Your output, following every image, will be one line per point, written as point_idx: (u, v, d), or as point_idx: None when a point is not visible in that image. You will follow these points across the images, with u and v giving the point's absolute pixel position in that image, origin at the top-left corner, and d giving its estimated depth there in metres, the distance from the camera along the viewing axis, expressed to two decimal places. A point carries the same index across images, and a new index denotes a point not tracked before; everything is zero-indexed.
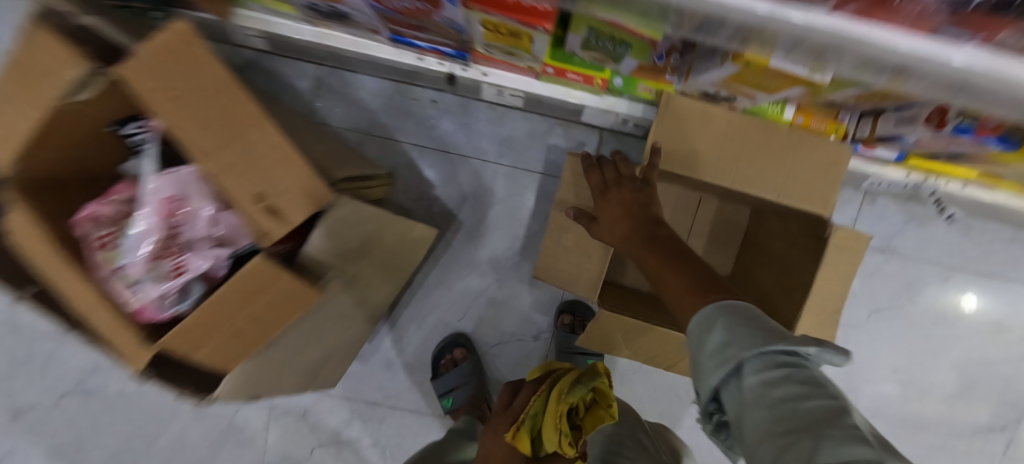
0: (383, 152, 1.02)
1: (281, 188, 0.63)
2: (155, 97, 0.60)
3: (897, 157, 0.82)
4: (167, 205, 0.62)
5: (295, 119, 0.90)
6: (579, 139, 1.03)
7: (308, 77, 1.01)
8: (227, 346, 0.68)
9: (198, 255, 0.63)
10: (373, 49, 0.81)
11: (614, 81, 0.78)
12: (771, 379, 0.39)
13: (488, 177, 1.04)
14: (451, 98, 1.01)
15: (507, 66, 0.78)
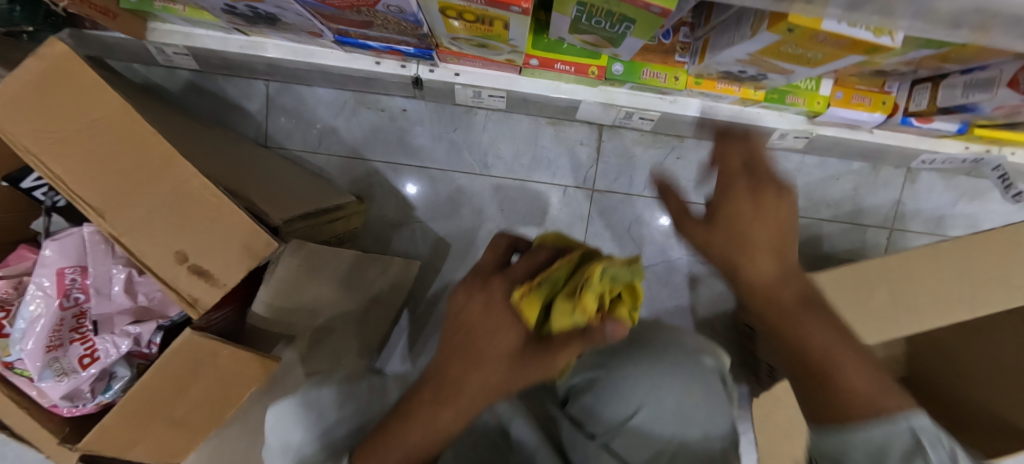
0: (350, 174, 0.89)
1: (206, 243, 0.50)
2: (38, 145, 0.47)
3: (961, 128, 0.67)
4: (62, 278, 0.50)
5: (239, 148, 0.76)
6: (574, 137, 0.89)
7: (258, 98, 0.87)
8: (169, 433, 0.56)
9: (111, 336, 0.50)
10: (321, 56, 0.68)
11: (612, 69, 0.64)
12: None
13: (474, 190, 0.90)
14: (423, 105, 0.88)
15: (480, 59, 0.64)
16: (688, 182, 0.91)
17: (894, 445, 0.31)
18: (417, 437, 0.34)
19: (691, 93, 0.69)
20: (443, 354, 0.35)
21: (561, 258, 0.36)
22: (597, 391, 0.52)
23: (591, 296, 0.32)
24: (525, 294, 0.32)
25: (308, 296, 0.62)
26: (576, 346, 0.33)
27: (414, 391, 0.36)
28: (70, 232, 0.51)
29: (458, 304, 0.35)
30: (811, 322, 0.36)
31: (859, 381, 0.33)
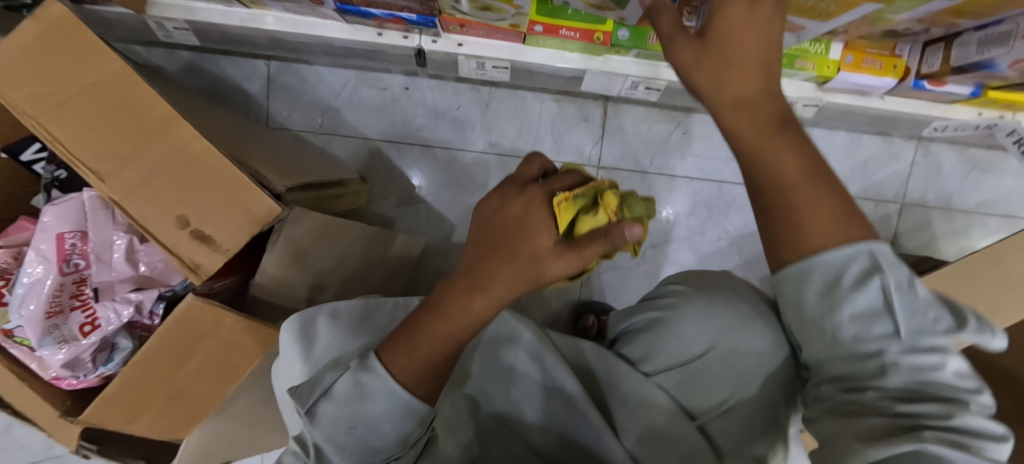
0: (353, 153, 0.88)
1: (209, 209, 0.49)
2: (31, 107, 0.46)
3: (976, 91, 0.66)
4: (62, 243, 0.49)
5: (241, 125, 0.75)
6: (579, 113, 0.88)
7: (260, 78, 0.86)
8: (170, 406, 0.54)
9: (112, 304, 0.49)
10: (322, 28, 0.68)
11: (617, 35, 0.62)
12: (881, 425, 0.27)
13: (478, 168, 0.89)
14: (426, 82, 0.87)
15: (483, 26, 0.63)
16: (695, 157, 0.90)
17: (851, 268, 0.28)
18: (450, 320, 0.40)
19: None
20: (483, 253, 0.42)
21: (592, 180, 0.44)
22: (658, 334, 0.50)
23: (610, 206, 0.43)
24: (566, 196, 0.40)
25: (313, 268, 0.62)
26: (598, 245, 0.38)
27: (451, 281, 0.42)
28: (70, 196, 0.50)
29: (496, 208, 0.43)
30: (792, 148, 0.29)
31: (827, 214, 0.28)
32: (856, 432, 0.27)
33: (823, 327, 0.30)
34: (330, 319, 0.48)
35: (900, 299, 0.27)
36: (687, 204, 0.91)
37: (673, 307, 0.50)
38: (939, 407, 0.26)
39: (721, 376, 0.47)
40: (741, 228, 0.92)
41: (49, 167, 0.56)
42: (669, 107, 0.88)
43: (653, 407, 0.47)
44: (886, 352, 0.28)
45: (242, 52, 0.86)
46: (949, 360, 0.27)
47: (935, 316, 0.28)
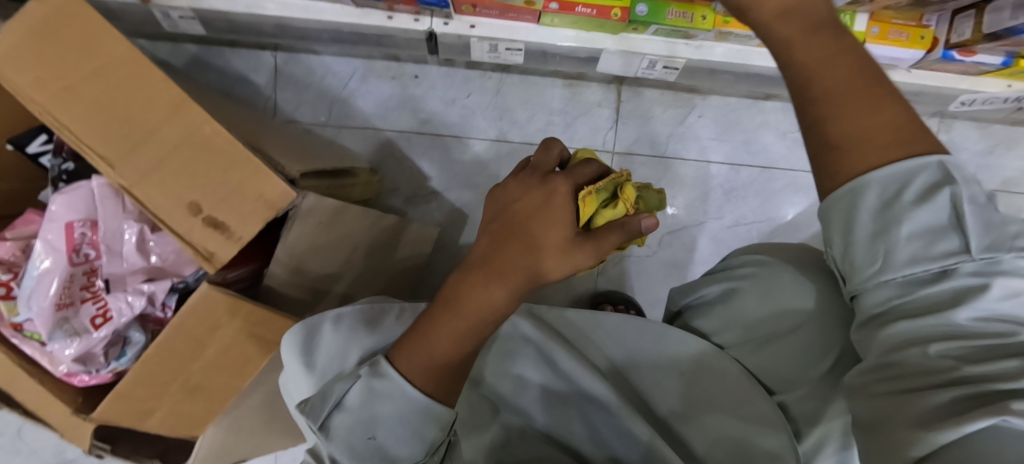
0: (363, 144, 0.86)
1: (224, 196, 0.48)
2: (37, 92, 0.44)
3: (1008, 61, 0.64)
4: (71, 233, 0.47)
5: (247, 115, 0.73)
6: (592, 97, 0.87)
7: (267, 70, 0.85)
8: (185, 401, 0.53)
9: (124, 296, 0.47)
10: (331, 12, 0.67)
11: (636, 10, 0.60)
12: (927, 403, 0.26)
13: (489, 157, 0.87)
14: (435, 70, 0.86)
15: (496, 5, 0.62)
16: (710, 141, 0.88)
17: (917, 177, 0.28)
18: (466, 312, 0.39)
19: (718, 34, 0.64)
20: (502, 239, 0.41)
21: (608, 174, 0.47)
22: (733, 305, 0.50)
23: (627, 199, 0.46)
24: (588, 189, 0.42)
25: (330, 258, 0.61)
26: (616, 235, 0.41)
27: (466, 271, 0.41)
28: (79, 185, 0.48)
29: (516, 195, 0.44)
30: (848, 63, 0.30)
31: (883, 120, 0.29)
32: (924, 408, 0.26)
33: (875, 248, 0.29)
34: (332, 325, 0.44)
35: (971, 212, 0.27)
36: (704, 188, 0.89)
37: (752, 277, 0.49)
38: (1016, 365, 0.25)
39: (798, 347, 0.44)
40: (760, 212, 0.89)
41: (55, 158, 0.53)
42: (683, 88, 0.87)
43: (710, 378, 0.48)
44: (953, 275, 0.27)
45: (248, 42, 0.84)
46: None
47: (1014, 230, 0.27)
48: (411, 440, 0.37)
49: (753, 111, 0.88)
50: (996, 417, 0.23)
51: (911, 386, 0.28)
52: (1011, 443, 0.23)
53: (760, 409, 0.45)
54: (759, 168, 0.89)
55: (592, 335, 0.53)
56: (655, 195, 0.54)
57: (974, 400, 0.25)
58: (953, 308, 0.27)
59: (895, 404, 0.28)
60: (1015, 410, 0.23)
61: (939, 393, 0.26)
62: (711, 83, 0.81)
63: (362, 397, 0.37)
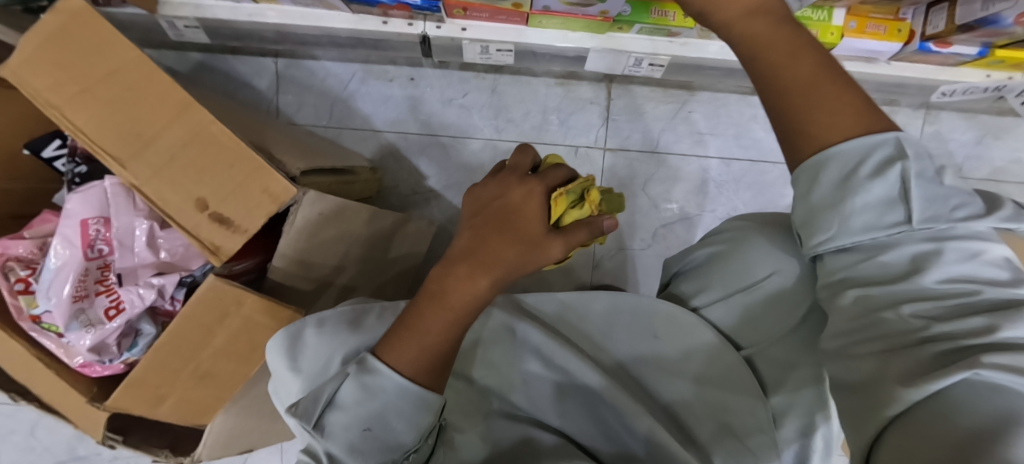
0: (362, 144, 0.89)
1: (230, 191, 0.50)
2: (54, 97, 0.47)
3: (981, 52, 0.66)
4: (86, 229, 0.50)
5: (252, 119, 0.76)
6: (583, 95, 0.89)
7: (269, 74, 0.88)
8: (193, 388, 0.55)
9: (135, 289, 0.50)
10: (330, 19, 0.70)
11: (620, 12, 0.63)
12: (915, 360, 0.28)
13: (484, 155, 0.90)
14: (431, 72, 0.89)
15: (486, 9, 0.65)
16: (700, 136, 0.90)
17: (880, 154, 0.30)
18: (453, 302, 0.41)
19: (700, 32, 0.67)
20: (485, 232, 0.44)
21: (578, 178, 0.49)
22: (714, 267, 0.52)
23: (594, 200, 0.48)
24: (560, 191, 0.45)
25: (333, 252, 0.64)
26: (583, 232, 0.45)
27: (451, 265, 0.43)
28: (92, 184, 0.51)
29: (496, 192, 0.46)
30: (810, 59, 0.32)
31: (847, 108, 0.31)
32: (906, 366, 0.28)
33: (833, 219, 0.31)
34: (315, 328, 0.46)
35: (918, 185, 0.29)
36: (695, 183, 0.91)
37: (732, 241, 0.51)
38: (982, 322, 0.27)
39: (774, 308, 0.47)
40: (751, 204, 0.91)
41: (69, 162, 0.56)
42: (672, 85, 0.89)
43: (696, 353, 0.50)
44: (906, 242, 0.30)
45: (251, 49, 0.88)
46: (973, 252, 0.29)
47: (953, 203, 0.30)
48: (409, 414, 0.40)
49: (741, 106, 0.90)
50: (971, 371, 0.25)
51: (889, 346, 0.29)
52: (983, 394, 0.25)
53: (742, 379, 0.48)
54: (749, 161, 0.91)
55: (580, 326, 0.55)
56: (615, 196, 0.57)
57: (949, 355, 0.27)
58: (918, 272, 0.30)
59: (878, 364, 0.29)
60: (985, 364, 0.25)
61: (922, 349, 0.28)
62: (698, 78, 0.83)
63: (356, 396, 0.39)
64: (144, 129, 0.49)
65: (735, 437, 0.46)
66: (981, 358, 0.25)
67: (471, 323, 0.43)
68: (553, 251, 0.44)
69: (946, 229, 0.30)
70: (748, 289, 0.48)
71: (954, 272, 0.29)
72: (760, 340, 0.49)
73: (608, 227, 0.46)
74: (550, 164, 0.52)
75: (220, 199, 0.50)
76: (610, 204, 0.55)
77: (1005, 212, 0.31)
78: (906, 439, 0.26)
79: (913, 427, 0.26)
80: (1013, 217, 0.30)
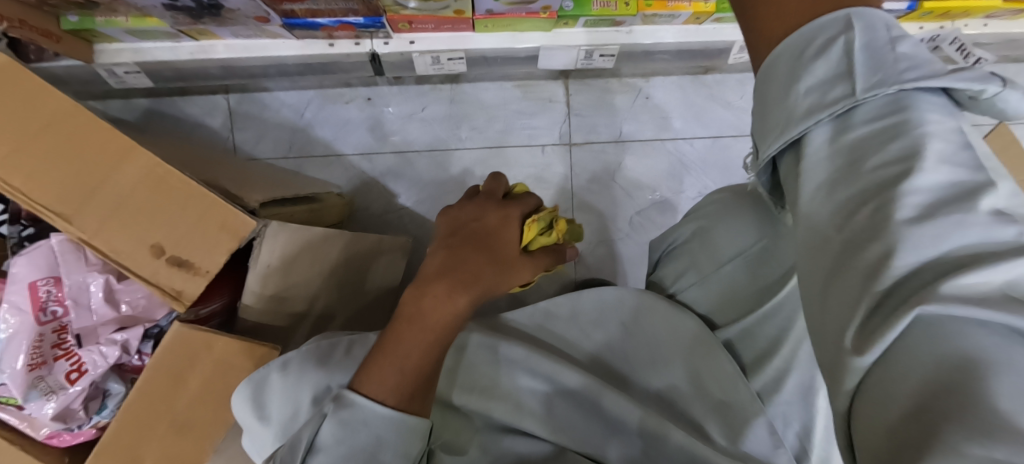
0: (327, 171, 0.88)
1: (184, 235, 0.49)
2: None
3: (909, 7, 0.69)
4: (36, 292, 0.48)
5: (206, 157, 0.74)
6: (542, 94, 0.90)
7: (221, 112, 0.86)
8: (167, 448, 0.51)
9: (97, 347, 0.48)
10: (275, 48, 0.70)
11: (562, 7, 0.64)
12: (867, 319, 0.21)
13: (452, 166, 0.89)
14: (387, 90, 0.88)
15: (429, 20, 0.65)
16: (660, 120, 0.92)
17: (822, 32, 0.25)
18: (432, 323, 0.40)
19: (644, 18, 0.68)
20: (461, 251, 0.43)
21: (544, 207, 0.53)
22: (696, 245, 0.52)
23: (561, 229, 0.53)
24: (534, 218, 0.49)
25: (309, 287, 0.63)
26: (548, 258, 0.50)
27: (427, 284, 0.41)
28: (39, 244, 0.49)
29: (473, 214, 0.47)
30: None
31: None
32: (844, 320, 0.22)
33: (780, 120, 0.27)
34: (280, 373, 0.45)
35: (864, 56, 0.24)
36: (663, 166, 0.92)
37: (713, 219, 0.51)
38: (880, 249, 0.21)
39: (750, 284, 0.48)
40: (721, 181, 0.92)
41: (13, 226, 0.54)
42: (625, 75, 0.91)
43: (679, 337, 0.50)
44: (851, 128, 0.24)
45: (200, 90, 0.86)
46: (930, 137, 0.22)
47: (902, 64, 0.24)
48: (399, 442, 0.37)
49: (696, 86, 0.92)
50: (914, 311, 0.20)
51: (838, 292, 0.23)
52: (936, 339, 0.19)
53: (722, 364, 0.47)
54: (712, 139, 0.93)
55: (561, 332, 0.54)
56: (575, 225, 0.62)
57: (891, 295, 0.21)
58: (860, 161, 0.24)
59: (827, 324, 0.23)
60: (933, 299, 0.19)
61: (857, 301, 0.22)
62: (650, 63, 0.85)
63: (334, 438, 0.36)
64: (85, 180, 0.47)
65: (731, 415, 0.46)
66: (934, 290, 0.19)
67: (452, 341, 0.41)
68: (523, 273, 0.47)
69: (896, 99, 0.24)
70: (734, 263, 0.49)
71: (890, 156, 0.23)
72: (737, 312, 0.49)
73: (569, 255, 0.54)
74: (521, 189, 0.55)
75: (175, 246, 0.48)
76: (572, 231, 0.60)
77: (970, 74, 0.24)
78: (869, 414, 0.21)
79: (874, 396, 0.21)
80: (980, 77, 0.24)
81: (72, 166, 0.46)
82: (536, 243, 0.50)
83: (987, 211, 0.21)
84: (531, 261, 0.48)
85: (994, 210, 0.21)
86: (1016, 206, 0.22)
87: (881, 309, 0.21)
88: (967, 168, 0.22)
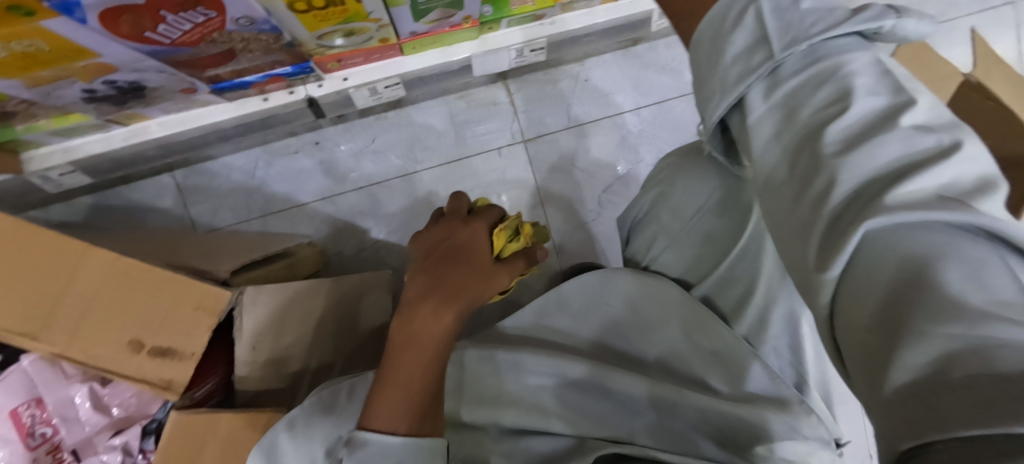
0: (292, 224, 0.87)
1: (157, 323, 0.48)
2: None
3: None
4: (19, 419, 0.46)
5: (164, 239, 0.72)
6: (485, 99, 0.91)
7: (170, 191, 0.84)
8: None
9: (99, 457, 0.47)
10: (208, 115, 0.69)
11: (482, 13, 0.65)
12: (826, 241, 0.23)
13: (415, 189, 0.89)
14: (333, 130, 0.88)
15: (356, 54, 0.66)
16: (603, 98, 0.94)
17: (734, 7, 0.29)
18: (425, 343, 0.40)
19: (562, 6, 0.71)
20: (438, 269, 0.44)
21: (509, 215, 0.54)
22: (659, 208, 0.55)
23: (527, 233, 0.53)
24: (500, 227, 0.50)
25: (300, 341, 0.62)
26: (522, 261, 0.50)
27: (413, 307, 0.41)
28: (9, 370, 0.47)
29: (443, 234, 0.48)
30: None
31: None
32: (809, 248, 0.24)
33: (716, 85, 0.30)
34: (288, 431, 0.44)
35: (773, 19, 0.28)
36: (616, 141, 0.94)
37: (669, 181, 0.54)
38: (824, 180, 0.24)
39: (717, 237, 0.49)
40: (674, 142, 0.95)
41: None
42: (560, 62, 0.93)
43: (666, 300, 0.51)
44: (785, 79, 0.28)
45: (143, 175, 0.83)
46: (850, 77, 0.26)
47: (811, 20, 0.27)
48: None
49: (629, 58, 0.95)
50: (864, 226, 0.21)
51: (794, 222, 0.25)
52: (889, 245, 0.21)
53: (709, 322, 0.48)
54: (656, 104, 0.96)
55: (555, 324, 0.56)
56: (541, 228, 0.62)
57: (841, 215, 0.23)
58: (795, 111, 0.27)
59: (794, 253, 0.25)
60: (878, 213, 0.21)
61: (814, 227, 0.24)
62: (579, 47, 0.88)
63: None
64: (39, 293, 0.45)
65: (727, 361, 0.47)
66: (881, 202, 0.21)
67: (449, 357, 0.42)
68: (502, 279, 0.47)
69: (810, 54, 0.28)
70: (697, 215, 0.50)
71: (823, 100, 0.26)
72: (709, 265, 0.50)
73: (540, 257, 0.54)
74: (483, 203, 0.56)
75: (150, 336, 0.47)
76: (538, 233, 0.60)
77: (868, 13, 0.27)
78: (847, 325, 0.22)
79: (849, 305, 0.22)
80: (877, 15, 0.27)
81: (20, 280, 0.45)
82: (506, 249, 0.50)
83: (910, 126, 0.24)
84: (507, 266, 0.48)
85: (915, 124, 0.24)
86: (933, 120, 0.25)
87: (833, 234, 0.23)
88: (882, 95, 0.25)
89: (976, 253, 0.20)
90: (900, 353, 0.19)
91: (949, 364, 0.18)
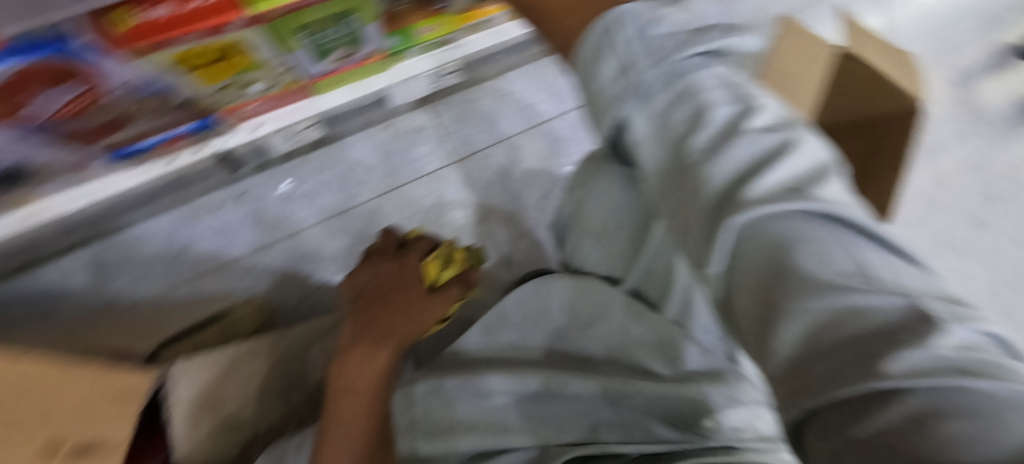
0: (227, 281, 0.83)
1: (67, 425, 0.44)
2: None
3: None
4: None
5: (80, 323, 0.67)
6: (412, 125, 0.92)
7: (85, 268, 0.79)
8: None
9: None
10: (114, 183, 0.64)
11: (390, 45, 0.65)
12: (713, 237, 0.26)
13: (353, 225, 0.87)
14: (259, 178, 0.85)
15: (266, 102, 0.65)
16: (527, 108, 0.97)
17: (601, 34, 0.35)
18: (363, 386, 0.41)
19: (468, 29, 0.72)
20: (369, 311, 0.45)
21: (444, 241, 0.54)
22: (578, 213, 0.58)
23: (463, 257, 0.52)
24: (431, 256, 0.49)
25: (244, 405, 0.59)
26: (458, 286, 0.49)
27: (346, 352, 0.42)
28: None
29: (371, 273, 0.49)
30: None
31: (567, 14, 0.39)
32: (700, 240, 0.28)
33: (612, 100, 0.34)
34: None
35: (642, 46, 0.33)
36: (546, 148, 0.97)
37: (581, 187, 0.57)
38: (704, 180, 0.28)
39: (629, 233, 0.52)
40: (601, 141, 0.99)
41: None
42: (480, 80, 0.95)
43: (598, 297, 0.54)
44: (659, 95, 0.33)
45: (51, 255, 0.77)
46: (704, 93, 0.31)
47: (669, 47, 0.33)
48: None
49: (546, 68, 0.99)
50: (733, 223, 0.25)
51: (687, 219, 0.29)
52: (760, 232, 0.25)
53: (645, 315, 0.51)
54: (578, 108, 0.99)
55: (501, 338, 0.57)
56: (478, 249, 0.61)
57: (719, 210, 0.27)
58: (673, 122, 0.31)
59: (691, 247, 0.29)
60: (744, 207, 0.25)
61: (701, 222, 0.28)
62: (495, 64, 0.90)
63: None
64: None
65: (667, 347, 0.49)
66: (746, 199, 0.26)
67: (392, 396, 0.42)
68: (436, 309, 0.46)
69: (673, 74, 0.33)
70: (608, 216, 0.53)
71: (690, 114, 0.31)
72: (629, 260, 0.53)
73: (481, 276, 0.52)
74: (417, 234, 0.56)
75: (60, 441, 0.44)
76: (476, 256, 0.60)
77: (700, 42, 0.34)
78: (745, 308, 0.25)
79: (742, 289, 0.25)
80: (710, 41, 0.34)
81: None
82: (440, 276, 0.49)
83: (756, 129, 0.29)
84: (442, 294, 0.47)
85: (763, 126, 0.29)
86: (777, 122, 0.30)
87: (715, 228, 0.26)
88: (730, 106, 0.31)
89: (825, 233, 0.25)
90: (778, 333, 0.22)
91: (823, 332, 0.21)
